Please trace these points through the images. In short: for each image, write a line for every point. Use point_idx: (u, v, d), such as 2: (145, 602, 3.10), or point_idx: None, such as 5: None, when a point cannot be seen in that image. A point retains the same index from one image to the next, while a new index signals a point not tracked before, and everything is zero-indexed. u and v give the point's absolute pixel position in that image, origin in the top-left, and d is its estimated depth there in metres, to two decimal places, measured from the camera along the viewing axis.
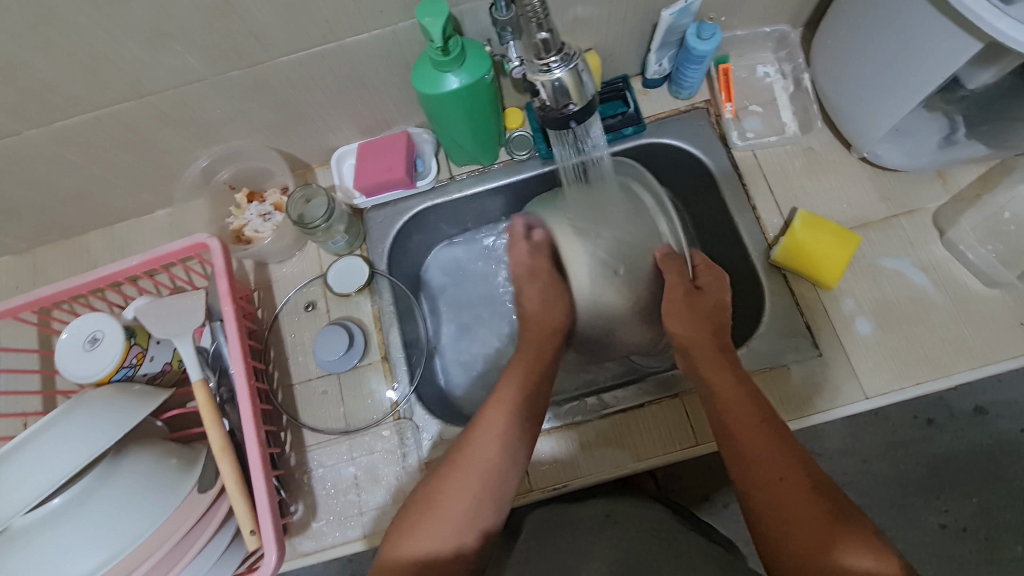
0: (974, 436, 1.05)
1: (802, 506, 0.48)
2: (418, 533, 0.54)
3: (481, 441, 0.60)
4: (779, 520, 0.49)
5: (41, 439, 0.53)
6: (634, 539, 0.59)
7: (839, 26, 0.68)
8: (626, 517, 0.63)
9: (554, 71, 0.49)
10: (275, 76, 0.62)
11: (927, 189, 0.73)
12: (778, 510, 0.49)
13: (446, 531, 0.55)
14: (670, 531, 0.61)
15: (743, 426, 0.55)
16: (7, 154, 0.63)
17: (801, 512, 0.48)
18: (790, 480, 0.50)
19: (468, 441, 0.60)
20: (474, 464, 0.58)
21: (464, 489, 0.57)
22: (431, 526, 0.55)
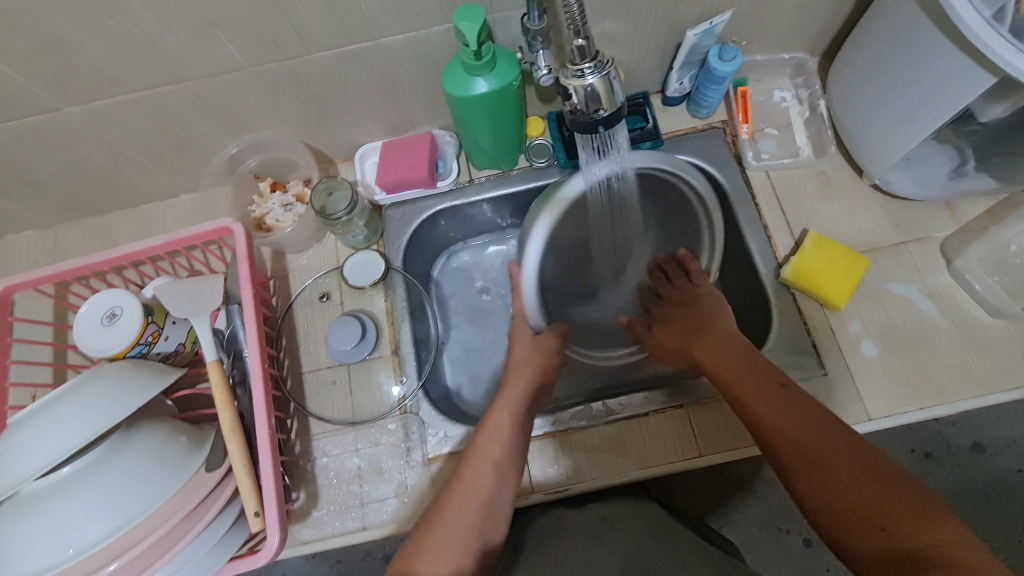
0: (972, 473, 1.05)
1: (868, 497, 0.47)
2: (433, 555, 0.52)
3: (453, 522, 0.55)
4: (839, 520, 0.47)
5: (58, 408, 0.54)
6: (631, 542, 0.59)
7: (858, 55, 0.70)
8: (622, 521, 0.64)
9: (587, 77, 0.50)
10: (311, 70, 0.64)
11: (935, 219, 0.75)
12: (832, 504, 0.48)
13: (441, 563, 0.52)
14: (666, 532, 0.62)
15: (771, 414, 0.55)
16: (44, 128, 0.65)
17: (867, 502, 0.46)
18: (846, 470, 0.48)
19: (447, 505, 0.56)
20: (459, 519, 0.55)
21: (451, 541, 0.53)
22: (442, 548, 0.52)
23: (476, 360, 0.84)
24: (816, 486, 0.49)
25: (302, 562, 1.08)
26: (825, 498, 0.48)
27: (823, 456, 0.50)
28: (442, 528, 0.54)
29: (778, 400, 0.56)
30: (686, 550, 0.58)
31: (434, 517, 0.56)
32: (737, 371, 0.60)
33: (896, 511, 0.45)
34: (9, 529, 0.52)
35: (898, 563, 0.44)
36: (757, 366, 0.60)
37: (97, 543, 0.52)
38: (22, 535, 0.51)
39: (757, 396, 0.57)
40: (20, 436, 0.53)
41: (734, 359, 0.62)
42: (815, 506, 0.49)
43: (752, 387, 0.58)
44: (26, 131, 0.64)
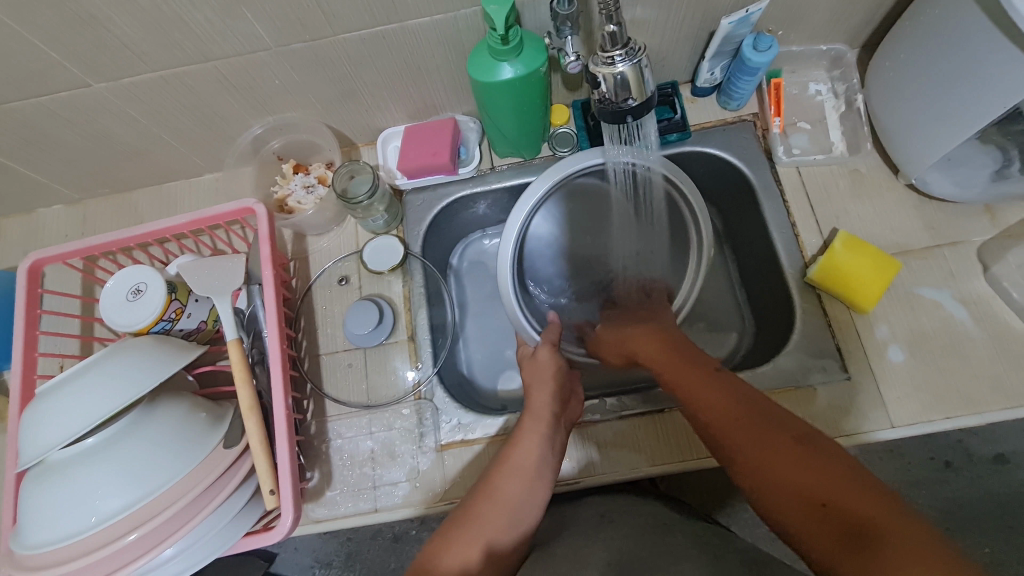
0: (992, 484, 1.02)
1: (814, 482, 0.45)
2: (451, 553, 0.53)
3: (470, 536, 0.54)
4: (784, 508, 0.45)
5: (84, 380, 0.55)
6: (628, 537, 0.60)
7: (901, 48, 0.67)
8: (620, 516, 0.65)
9: (618, 65, 0.49)
10: (336, 52, 0.64)
11: (974, 222, 0.72)
12: (775, 492, 0.46)
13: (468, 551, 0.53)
14: (663, 523, 0.63)
15: (710, 399, 0.54)
16: (75, 104, 0.66)
17: (811, 487, 0.45)
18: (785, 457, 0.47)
19: (472, 516, 0.55)
20: (478, 533, 0.54)
21: (473, 543, 0.54)
22: (466, 543, 0.54)
23: (492, 349, 0.84)
24: (757, 475, 0.48)
25: (314, 539, 1.10)
26: (768, 487, 0.47)
27: (762, 443, 0.49)
28: (472, 529, 0.54)
29: (715, 384, 0.55)
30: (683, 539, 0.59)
31: (466, 521, 0.55)
32: (676, 358, 0.60)
33: (840, 490, 0.44)
34: (37, 494, 0.54)
35: (840, 537, 0.42)
36: (693, 354, 0.60)
37: (119, 512, 0.53)
38: (50, 501, 0.53)
39: (692, 383, 0.56)
40: (50, 405, 0.54)
41: (669, 351, 0.62)
42: (759, 494, 0.47)
43: (689, 374, 0.57)
44: (57, 106, 0.65)
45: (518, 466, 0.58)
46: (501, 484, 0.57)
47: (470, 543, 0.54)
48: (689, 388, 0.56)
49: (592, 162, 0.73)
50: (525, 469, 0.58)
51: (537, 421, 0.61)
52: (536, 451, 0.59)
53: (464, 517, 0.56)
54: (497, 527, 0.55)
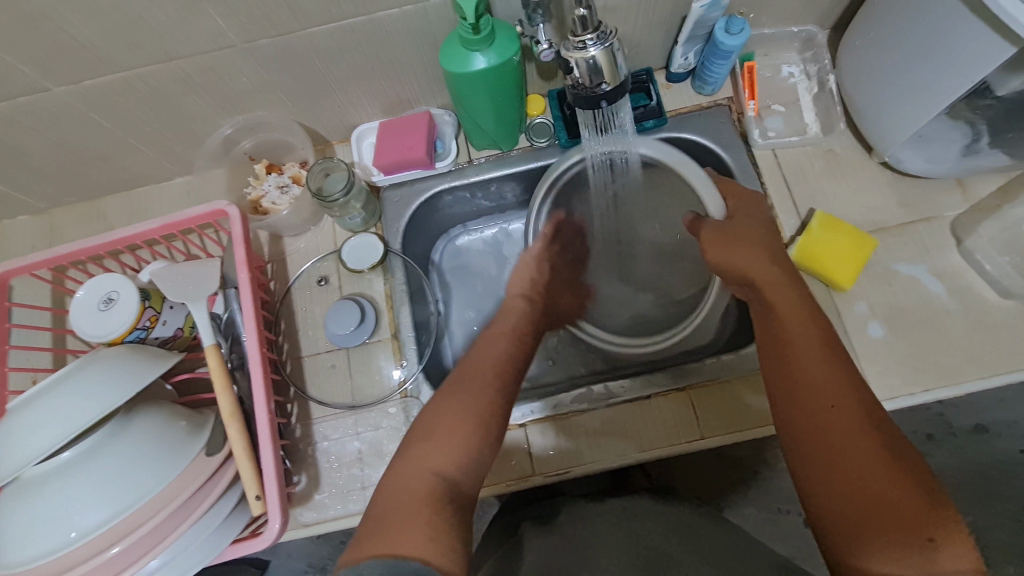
0: (973, 455, 1.05)
1: (893, 492, 0.44)
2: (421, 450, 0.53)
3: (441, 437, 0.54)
4: (843, 496, 0.45)
5: (55, 394, 0.53)
6: (659, 534, 0.60)
7: (869, 27, 0.68)
8: (645, 513, 0.65)
9: (590, 49, 0.48)
10: (304, 47, 0.62)
11: (946, 197, 0.73)
12: (844, 478, 0.46)
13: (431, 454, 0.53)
14: (688, 525, 0.63)
15: (818, 375, 0.50)
16: (34, 110, 0.63)
17: (888, 493, 0.44)
18: (875, 456, 0.45)
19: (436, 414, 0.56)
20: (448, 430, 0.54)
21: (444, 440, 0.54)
22: (432, 445, 0.53)
23: (480, 343, 0.83)
24: (829, 452, 0.47)
25: (306, 544, 1.09)
26: (830, 467, 0.46)
27: (859, 436, 0.46)
28: (436, 433, 0.54)
29: (832, 363, 0.51)
30: (712, 545, 0.60)
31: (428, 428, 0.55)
32: (785, 294, 0.58)
33: (921, 512, 0.43)
34: (13, 512, 0.52)
35: (860, 506, 0.44)
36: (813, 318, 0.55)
37: (99, 527, 0.52)
38: (26, 519, 0.51)
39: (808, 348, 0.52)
40: (21, 420, 0.53)
41: (796, 297, 0.58)
42: (817, 468, 0.47)
43: (806, 344, 0.53)
44: (15, 112, 0.63)
45: (494, 365, 0.62)
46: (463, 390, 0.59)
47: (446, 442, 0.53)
48: (798, 354, 0.52)
49: (570, 159, 0.75)
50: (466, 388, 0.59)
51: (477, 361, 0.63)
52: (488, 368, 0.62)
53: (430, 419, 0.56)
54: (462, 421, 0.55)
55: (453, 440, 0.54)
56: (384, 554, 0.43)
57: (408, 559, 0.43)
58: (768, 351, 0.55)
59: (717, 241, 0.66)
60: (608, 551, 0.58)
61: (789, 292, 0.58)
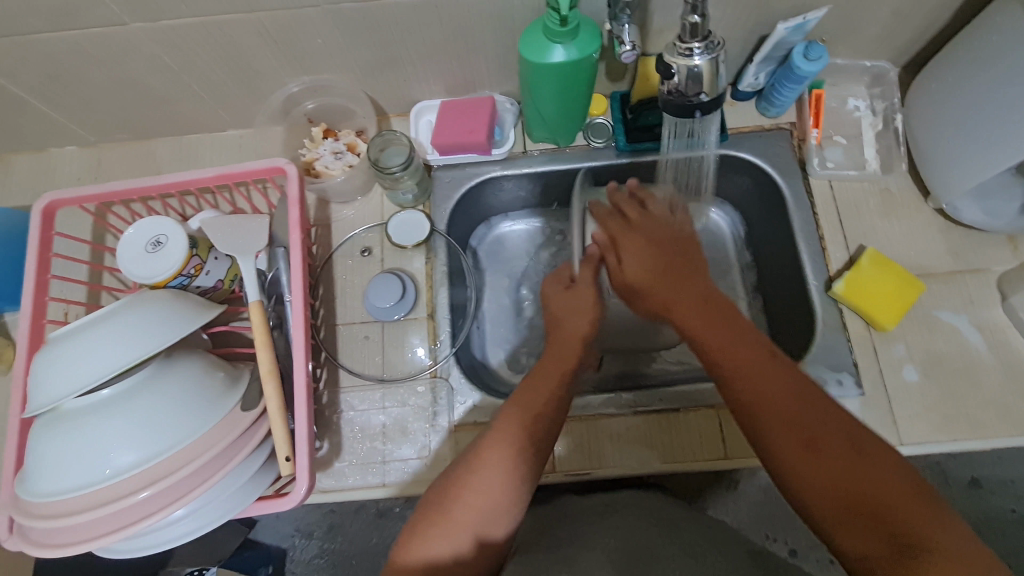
0: (967, 507, 1.05)
1: (810, 415, 0.47)
2: (421, 544, 0.51)
3: (447, 525, 0.51)
4: (771, 433, 0.48)
5: (101, 329, 0.53)
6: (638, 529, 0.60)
7: (951, 71, 0.68)
8: (625, 508, 0.65)
9: (695, 57, 0.49)
10: (387, 16, 0.62)
11: (996, 251, 0.73)
12: (764, 417, 0.48)
13: (441, 541, 0.50)
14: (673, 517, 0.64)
15: (744, 358, 0.51)
16: (107, 43, 0.63)
17: (842, 471, 0.45)
18: (793, 390, 0.49)
19: (450, 500, 0.52)
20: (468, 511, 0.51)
21: (453, 532, 0.50)
22: (435, 537, 0.50)
23: (513, 331, 0.84)
24: (778, 434, 0.47)
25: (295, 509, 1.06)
26: (780, 450, 0.47)
27: (796, 411, 0.48)
28: (441, 524, 0.51)
29: (757, 353, 0.51)
30: (694, 535, 0.61)
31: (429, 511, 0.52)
32: (685, 281, 0.57)
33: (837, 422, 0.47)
34: (48, 441, 0.52)
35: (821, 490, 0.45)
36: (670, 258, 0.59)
37: (130, 469, 0.52)
38: (60, 450, 0.52)
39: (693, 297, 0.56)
40: (65, 352, 0.53)
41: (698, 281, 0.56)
42: (771, 453, 0.48)
43: (725, 332, 0.52)
44: (88, 42, 0.63)
45: (527, 417, 0.56)
46: (488, 455, 0.53)
47: (461, 527, 0.51)
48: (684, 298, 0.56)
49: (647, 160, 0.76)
50: (498, 467, 0.53)
51: (510, 419, 0.56)
52: (511, 436, 0.55)
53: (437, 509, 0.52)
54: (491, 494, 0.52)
55: (473, 519, 0.51)
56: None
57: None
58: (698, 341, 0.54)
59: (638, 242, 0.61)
60: (589, 550, 0.56)
61: (689, 278, 0.57)
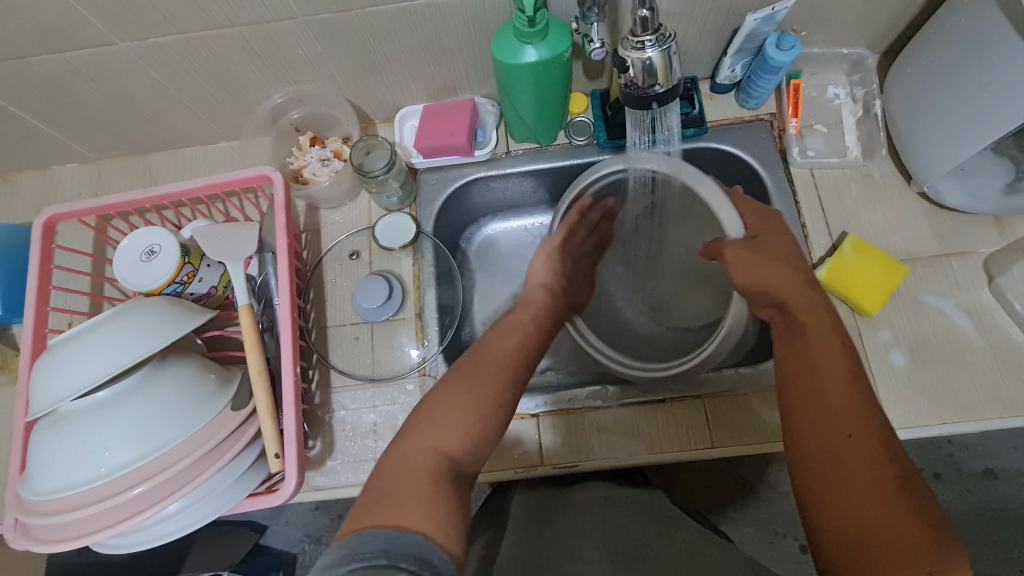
0: (979, 498, 1.03)
1: (898, 529, 0.41)
2: (421, 431, 0.49)
3: (447, 411, 0.50)
4: (840, 516, 0.44)
5: (96, 335, 0.56)
6: (634, 521, 0.60)
7: (924, 55, 0.68)
8: (626, 502, 0.65)
9: (647, 50, 0.50)
10: (363, 25, 0.64)
11: (983, 234, 0.73)
12: (838, 495, 0.44)
13: (435, 435, 0.49)
14: (669, 515, 0.64)
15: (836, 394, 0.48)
16: (98, 62, 0.66)
17: (886, 521, 0.42)
18: (883, 481, 0.43)
19: (453, 386, 0.52)
20: (468, 403, 0.51)
21: (451, 414, 0.50)
22: (430, 426, 0.49)
23: None
24: (830, 465, 0.46)
25: (303, 513, 1.07)
26: (831, 486, 0.45)
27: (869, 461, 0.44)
28: (445, 408, 0.50)
29: (849, 395, 0.48)
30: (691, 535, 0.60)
31: (436, 398, 0.52)
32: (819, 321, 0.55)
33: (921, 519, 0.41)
34: (48, 443, 0.55)
35: (861, 533, 0.42)
36: (835, 357, 0.51)
37: (124, 467, 0.54)
38: (59, 451, 0.54)
39: (834, 392, 0.49)
40: (62, 357, 0.55)
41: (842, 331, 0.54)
42: (820, 486, 0.46)
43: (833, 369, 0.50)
44: (81, 63, 0.65)
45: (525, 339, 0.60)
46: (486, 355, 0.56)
47: (456, 415, 0.50)
48: (820, 397, 0.49)
49: (614, 167, 0.72)
50: (501, 364, 0.55)
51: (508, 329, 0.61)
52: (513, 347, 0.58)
53: (446, 388, 0.52)
54: (487, 393, 0.52)
55: (468, 414, 0.50)
56: (374, 525, 0.40)
57: (407, 532, 0.39)
58: (793, 371, 0.52)
59: (743, 257, 0.63)
60: (589, 542, 0.55)
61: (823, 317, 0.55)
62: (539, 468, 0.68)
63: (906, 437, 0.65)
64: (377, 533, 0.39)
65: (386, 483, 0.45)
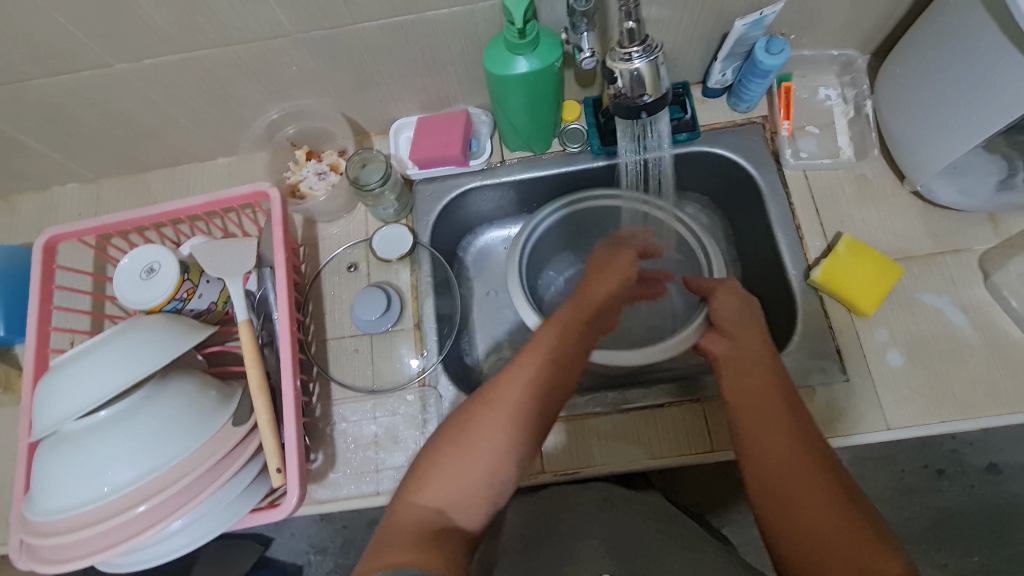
0: (985, 494, 1.02)
1: (853, 547, 0.43)
2: (430, 484, 0.50)
3: (461, 459, 0.51)
4: (796, 544, 0.45)
5: (98, 355, 0.56)
6: (635, 522, 0.60)
7: (911, 55, 0.68)
8: (624, 501, 0.65)
9: (635, 61, 0.52)
10: (355, 40, 0.65)
11: (977, 231, 0.73)
12: (792, 522, 0.46)
13: (447, 490, 0.50)
14: (666, 514, 0.64)
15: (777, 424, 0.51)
16: (95, 84, 0.67)
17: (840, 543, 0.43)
18: (831, 503, 0.45)
19: (469, 430, 0.53)
20: (482, 448, 0.52)
21: (467, 465, 0.51)
22: (440, 478, 0.51)
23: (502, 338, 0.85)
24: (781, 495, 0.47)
25: (308, 524, 1.07)
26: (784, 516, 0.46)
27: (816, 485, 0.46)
28: (453, 459, 0.51)
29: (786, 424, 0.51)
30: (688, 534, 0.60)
31: (446, 445, 0.53)
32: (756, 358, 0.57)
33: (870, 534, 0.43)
34: (51, 463, 0.55)
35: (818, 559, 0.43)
36: (771, 394, 0.53)
37: (127, 486, 0.54)
38: (62, 471, 0.54)
39: (776, 423, 0.51)
40: (64, 377, 0.56)
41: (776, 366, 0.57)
42: (774, 517, 0.47)
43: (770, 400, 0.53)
44: (78, 85, 0.66)
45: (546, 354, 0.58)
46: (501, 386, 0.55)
47: (473, 461, 0.51)
48: (762, 430, 0.51)
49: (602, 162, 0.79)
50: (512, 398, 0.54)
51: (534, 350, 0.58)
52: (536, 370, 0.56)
53: (460, 429, 0.53)
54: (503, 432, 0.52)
55: (482, 460, 0.51)
56: (382, 569, 0.42)
57: (404, 568, 0.41)
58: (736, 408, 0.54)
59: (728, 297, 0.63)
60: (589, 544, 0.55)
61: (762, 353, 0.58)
62: (541, 476, 0.68)
63: (906, 435, 0.65)
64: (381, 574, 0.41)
65: (393, 532, 0.47)
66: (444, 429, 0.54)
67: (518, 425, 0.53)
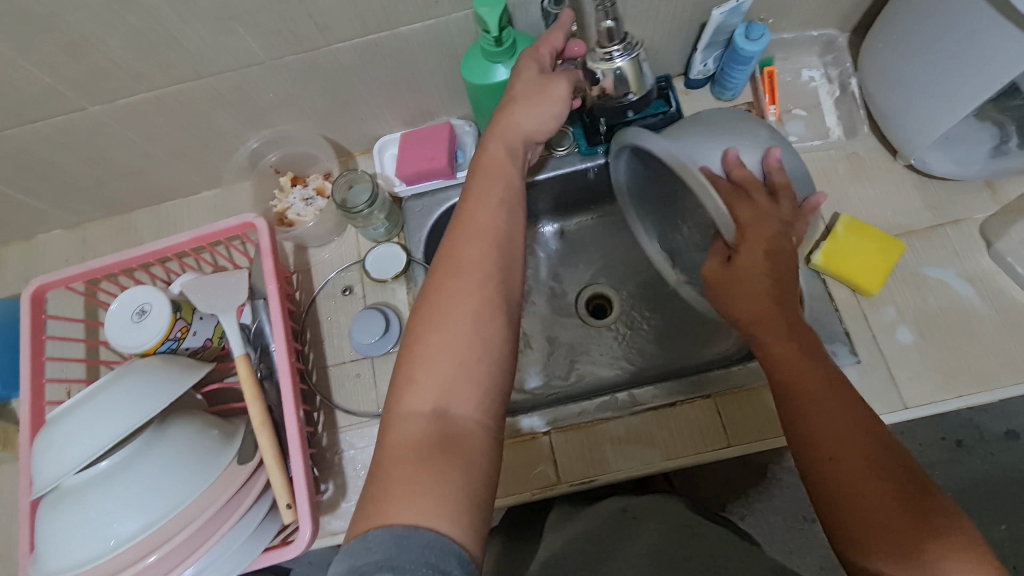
0: (1006, 461, 1.01)
1: (907, 511, 0.42)
2: (411, 388, 0.45)
3: (437, 346, 0.46)
4: (851, 509, 0.44)
5: (92, 405, 0.55)
6: (656, 533, 0.58)
7: (892, 30, 0.68)
8: (646, 512, 0.63)
9: (615, 59, 0.55)
10: (330, 62, 0.64)
11: (975, 199, 0.72)
12: (848, 488, 0.44)
13: (426, 391, 0.44)
14: (687, 525, 0.60)
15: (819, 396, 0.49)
16: (70, 129, 0.66)
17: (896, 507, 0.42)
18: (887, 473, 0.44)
19: (430, 322, 0.47)
20: (448, 333, 0.46)
21: (441, 359, 0.45)
22: (429, 372, 0.45)
23: None
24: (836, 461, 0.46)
25: (325, 553, 1.05)
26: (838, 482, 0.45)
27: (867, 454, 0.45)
28: (427, 358, 0.46)
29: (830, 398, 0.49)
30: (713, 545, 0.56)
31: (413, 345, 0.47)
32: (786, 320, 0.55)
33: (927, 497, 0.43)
34: (54, 520, 0.53)
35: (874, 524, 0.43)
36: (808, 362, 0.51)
37: (134, 537, 0.52)
38: (66, 528, 0.53)
39: (816, 388, 0.49)
40: (61, 431, 0.54)
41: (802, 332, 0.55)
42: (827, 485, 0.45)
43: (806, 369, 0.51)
44: (53, 131, 0.65)
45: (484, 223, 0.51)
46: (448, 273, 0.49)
47: (449, 344, 0.46)
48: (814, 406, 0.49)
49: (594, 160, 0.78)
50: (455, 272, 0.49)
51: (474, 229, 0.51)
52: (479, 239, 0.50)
53: (424, 322, 0.47)
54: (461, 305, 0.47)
55: (451, 349, 0.45)
56: (382, 525, 0.38)
57: (419, 529, 0.38)
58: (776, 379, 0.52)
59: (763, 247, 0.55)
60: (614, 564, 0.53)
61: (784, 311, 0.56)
62: (558, 485, 0.67)
63: (924, 413, 0.64)
64: (383, 531, 0.38)
65: (398, 446, 0.43)
66: (427, 286, 0.49)
67: (476, 293, 0.47)
